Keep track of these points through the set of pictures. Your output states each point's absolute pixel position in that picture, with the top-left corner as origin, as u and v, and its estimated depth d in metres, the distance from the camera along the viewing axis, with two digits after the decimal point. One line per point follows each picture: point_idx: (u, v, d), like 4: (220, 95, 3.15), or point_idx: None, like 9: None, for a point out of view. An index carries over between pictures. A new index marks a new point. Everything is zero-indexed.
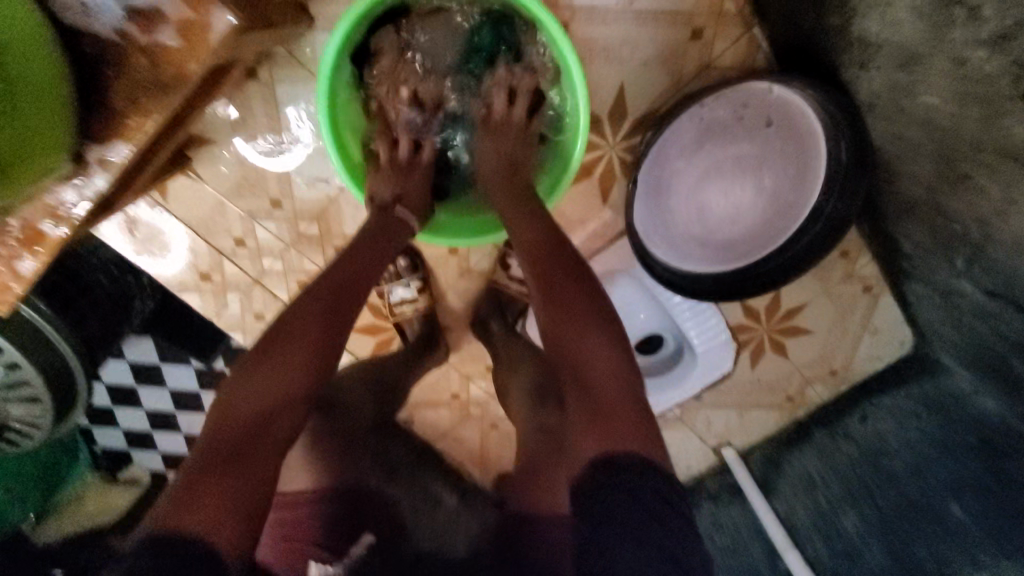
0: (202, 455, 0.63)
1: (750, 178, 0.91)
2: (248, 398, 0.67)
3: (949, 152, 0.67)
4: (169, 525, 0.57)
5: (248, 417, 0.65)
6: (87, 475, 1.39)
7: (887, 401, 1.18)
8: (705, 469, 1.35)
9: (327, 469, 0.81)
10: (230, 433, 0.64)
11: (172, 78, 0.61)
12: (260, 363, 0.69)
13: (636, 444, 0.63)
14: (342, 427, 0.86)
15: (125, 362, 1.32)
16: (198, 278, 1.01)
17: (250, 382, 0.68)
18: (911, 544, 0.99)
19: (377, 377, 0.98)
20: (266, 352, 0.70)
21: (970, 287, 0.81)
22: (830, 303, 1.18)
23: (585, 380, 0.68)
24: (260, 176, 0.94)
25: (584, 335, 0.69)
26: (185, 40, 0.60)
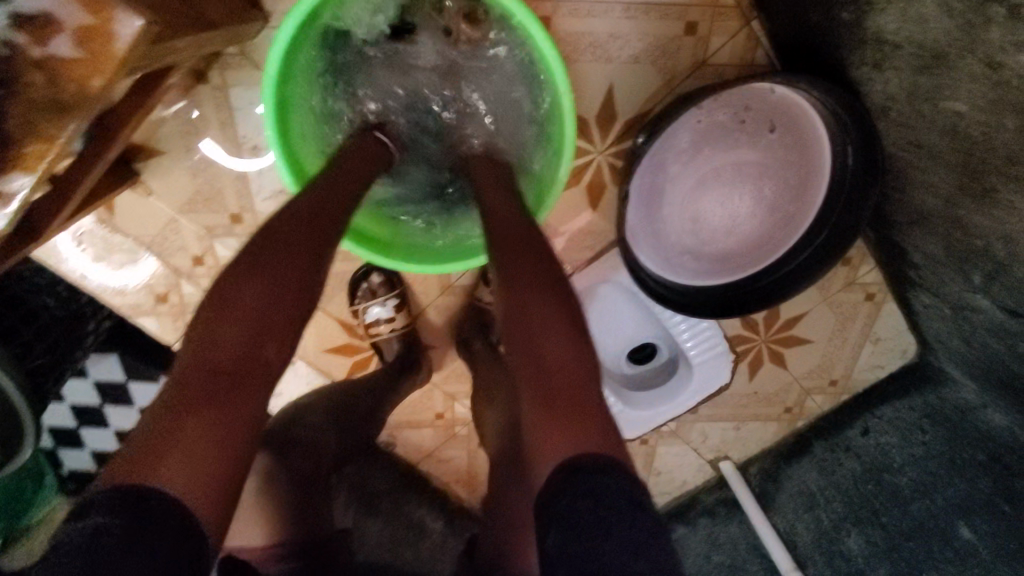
0: (176, 389, 0.53)
1: (750, 186, 0.85)
2: (227, 327, 0.56)
3: (975, 163, 0.61)
4: (137, 476, 0.48)
5: (229, 339, 0.56)
6: (56, 498, 1.27)
7: (889, 413, 1.14)
8: (701, 483, 1.29)
9: (285, 519, 0.77)
10: (207, 367, 0.54)
11: (76, 96, 0.50)
12: (239, 288, 0.58)
13: (597, 443, 0.54)
14: (298, 470, 0.80)
15: (89, 382, 1.22)
16: (154, 299, 0.92)
17: (227, 305, 0.57)
18: (921, 570, 0.95)
19: (343, 410, 0.90)
20: (245, 274, 0.59)
21: (988, 303, 0.76)
22: (830, 312, 1.12)
23: (542, 374, 0.60)
24: (217, 188, 0.85)
25: (550, 332, 0.61)
26: (87, 50, 0.49)
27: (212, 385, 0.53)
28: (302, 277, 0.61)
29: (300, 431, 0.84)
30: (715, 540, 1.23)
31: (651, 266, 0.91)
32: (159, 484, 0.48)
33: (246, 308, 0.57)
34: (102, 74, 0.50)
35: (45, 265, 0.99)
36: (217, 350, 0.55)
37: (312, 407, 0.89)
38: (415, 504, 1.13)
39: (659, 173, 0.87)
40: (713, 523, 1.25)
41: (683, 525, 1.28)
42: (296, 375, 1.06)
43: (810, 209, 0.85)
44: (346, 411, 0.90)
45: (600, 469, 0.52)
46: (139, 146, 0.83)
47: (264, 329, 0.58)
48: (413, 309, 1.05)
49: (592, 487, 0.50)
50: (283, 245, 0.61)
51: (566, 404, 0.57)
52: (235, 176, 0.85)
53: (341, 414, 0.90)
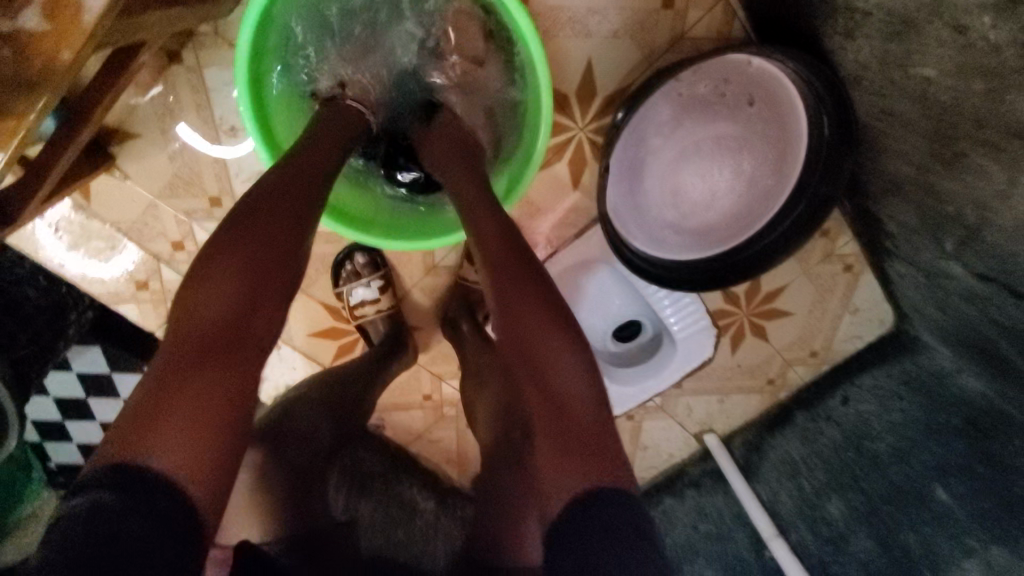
0: (168, 362, 0.53)
1: (729, 160, 0.86)
2: (216, 299, 0.56)
3: (945, 129, 0.62)
4: (134, 456, 0.49)
5: (219, 314, 0.56)
6: (45, 493, 1.25)
7: (867, 381, 1.16)
8: (687, 456, 1.32)
9: (280, 516, 0.73)
10: (195, 336, 0.55)
11: (42, 73, 0.50)
12: (224, 253, 0.58)
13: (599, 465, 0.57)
14: (292, 462, 0.77)
15: (73, 374, 1.20)
16: (134, 287, 0.91)
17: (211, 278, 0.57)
18: (899, 530, 0.98)
19: (335, 398, 0.87)
20: (231, 239, 0.59)
21: (960, 269, 0.78)
22: (809, 284, 1.14)
23: (548, 383, 0.61)
24: (194, 172, 0.84)
25: (548, 338, 0.62)
26: (53, 22, 0.49)
27: (201, 354, 0.54)
28: (289, 238, 0.61)
29: (294, 421, 0.81)
30: (702, 510, 1.25)
31: (636, 244, 0.91)
32: (154, 454, 0.49)
33: (232, 274, 0.57)
34: (68, 48, 0.50)
35: (21, 255, 0.97)
36: (204, 318, 0.55)
37: (300, 398, 0.86)
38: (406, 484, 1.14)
39: (641, 147, 0.88)
40: (699, 494, 1.28)
41: (671, 498, 1.31)
42: (282, 360, 1.06)
43: (790, 176, 0.86)
44: (337, 400, 0.87)
45: (616, 501, 0.55)
46: (113, 130, 0.81)
47: (251, 293, 0.58)
48: (398, 290, 1.05)
49: (597, 517, 0.54)
50: (267, 206, 0.60)
51: (561, 406, 0.60)
52: (212, 159, 0.84)
53: (330, 402, 0.86)
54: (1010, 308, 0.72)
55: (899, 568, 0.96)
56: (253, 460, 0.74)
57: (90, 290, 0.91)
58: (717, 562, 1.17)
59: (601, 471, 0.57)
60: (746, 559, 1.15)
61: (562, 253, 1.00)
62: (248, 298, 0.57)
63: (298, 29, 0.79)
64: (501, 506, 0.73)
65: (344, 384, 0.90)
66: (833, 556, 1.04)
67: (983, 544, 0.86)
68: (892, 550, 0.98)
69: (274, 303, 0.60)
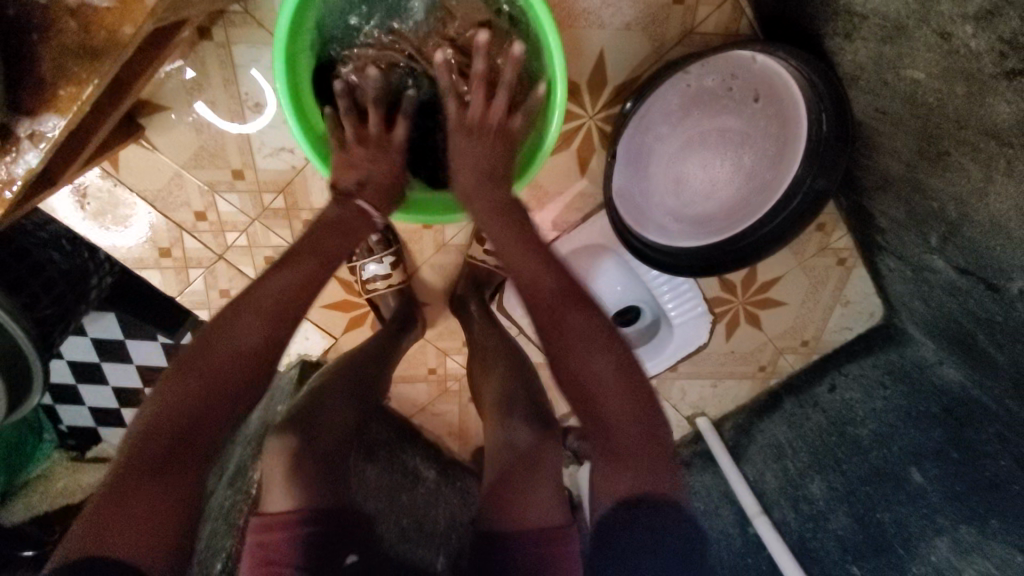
0: (135, 457, 0.61)
1: (731, 153, 0.90)
2: (186, 399, 0.63)
3: (931, 129, 0.66)
4: (91, 546, 0.57)
5: (189, 416, 0.63)
6: (54, 454, 1.33)
7: (853, 370, 1.22)
8: (680, 437, 1.37)
9: (307, 484, 0.73)
10: (156, 443, 0.62)
11: (105, 43, 0.54)
12: (194, 368, 0.65)
13: (643, 478, 0.66)
14: (321, 448, 0.77)
15: (88, 339, 1.26)
16: (158, 254, 0.95)
17: (191, 380, 0.64)
18: (873, 510, 1.04)
19: (356, 381, 0.89)
20: (204, 355, 0.65)
21: (942, 263, 0.83)
22: (803, 276, 1.19)
23: (591, 400, 0.68)
24: (219, 145, 0.88)
25: (590, 357, 0.68)
26: (119, 1, 0.53)
27: (159, 459, 0.61)
28: (250, 362, 0.67)
29: (322, 414, 0.82)
30: (691, 488, 1.31)
31: (641, 230, 0.95)
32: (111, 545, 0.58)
33: (197, 390, 0.64)
34: (130, 24, 0.54)
35: (47, 220, 1.01)
36: (167, 425, 0.62)
37: (325, 382, 0.88)
38: (410, 453, 1.20)
39: (651, 136, 0.91)
40: (689, 473, 1.34)
41: None
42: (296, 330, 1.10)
43: (784, 176, 0.92)
44: (360, 383, 0.90)
45: (662, 505, 0.66)
46: (142, 102, 0.84)
47: (213, 410, 0.64)
48: (409, 267, 1.10)
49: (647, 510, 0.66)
50: (237, 329, 0.67)
51: (605, 424, 0.67)
52: (237, 133, 0.88)
53: (354, 385, 0.89)
54: (987, 300, 0.77)
55: (873, 544, 1.01)
56: (286, 450, 0.75)
57: (115, 256, 0.95)
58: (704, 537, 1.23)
59: (654, 486, 0.66)
60: (731, 534, 1.21)
61: (569, 238, 1.05)
62: (218, 400, 0.65)
63: (330, 11, 0.83)
64: (507, 477, 0.76)
65: (366, 363, 0.93)
66: (812, 532, 1.10)
67: (952, 522, 0.93)
68: (868, 527, 1.03)
69: (240, 405, 0.67)
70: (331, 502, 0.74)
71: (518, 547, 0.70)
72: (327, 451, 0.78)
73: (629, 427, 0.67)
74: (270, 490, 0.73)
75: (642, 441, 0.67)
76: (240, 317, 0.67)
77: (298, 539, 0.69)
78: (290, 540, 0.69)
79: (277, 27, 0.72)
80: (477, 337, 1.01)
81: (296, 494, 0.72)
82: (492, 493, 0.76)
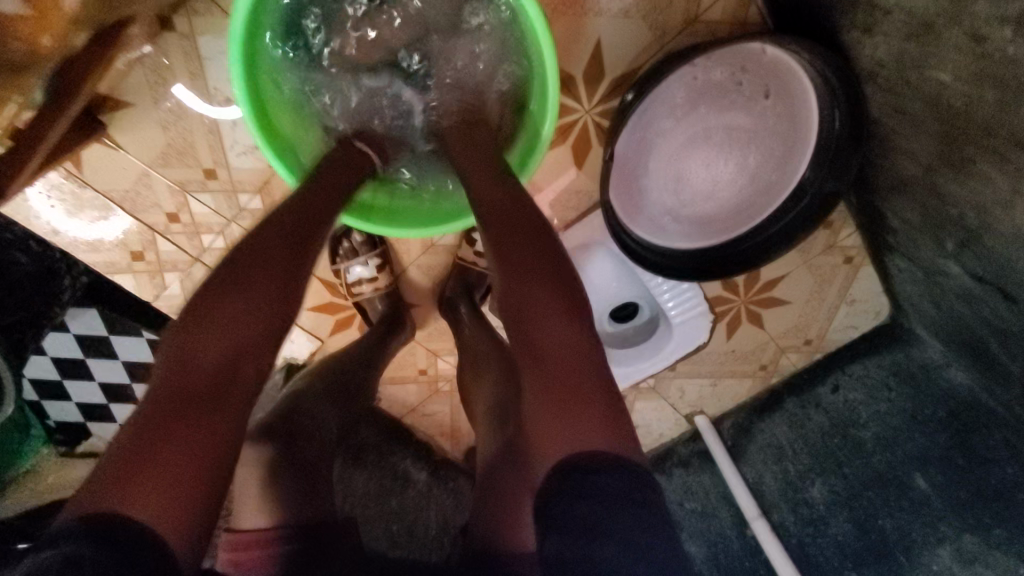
0: (152, 407, 0.52)
1: (736, 153, 0.85)
2: (204, 343, 0.55)
3: (953, 133, 0.61)
4: (105, 507, 0.46)
5: (211, 360, 0.55)
6: (42, 450, 1.26)
7: (858, 370, 1.18)
8: (677, 435, 1.35)
9: (282, 498, 0.69)
10: (181, 392, 0.53)
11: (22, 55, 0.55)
12: (215, 311, 0.57)
13: (600, 437, 0.56)
14: (301, 458, 0.73)
15: (70, 335, 1.17)
16: (130, 258, 0.91)
17: (208, 323, 0.56)
18: (875, 516, 1.02)
19: (337, 387, 0.85)
20: (227, 294, 0.58)
21: (957, 269, 0.78)
22: (808, 274, 1.14)
23: (540, 358, 0.61)
24: (190, 143, 0.83)
25: (547, 321, 0.62)
26: (34, 10, 0.53)
27: (186, 407, 0.52)
28: (277, 301, 0.60)
29: (306, 418, 0.77)
30: (688, 488, 1.29)
31: (637, 231, 0.90)
32: (132, 505, 0.47)
33: (217, 333, 0.56)
34: (50, 36, 0.56)
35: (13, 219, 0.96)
36: (191, 372, 0.54)
37: (304, 386, 0.83)
38: (399, 455, 1.17)
39: (653, 131, 0.84)
40: (686, 472, 1.32)
41: (659, 475, 1.34)
42: None
43: (790, 178, 0.86)
44: (340, 387, 0.85)
45: (613, 467, 0.54)
46: (104, 98, 0.78)
47: (240, 353, 0.57)
48: (396, 268, 1.05)
49: (589, 484, 0.53)
50: (260, 268, 0.60)
51: (564, 384, 0.60)
52: (208, 131, 0.82)
53: (334, 391, 0.84)
54: (1004, 312, 0.72)
55: (874, 551, 0.99)
56: (261, 457, 0.70)
57: (84, 259, 0.90)
58: (700, 538, 1.21)
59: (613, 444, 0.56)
60: (726, 535, 1.18)
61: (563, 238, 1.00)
62: (239, 345, 0.57)
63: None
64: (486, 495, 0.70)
65: (344, 366, 0.88)
66: (811, 537, 1.08)
67: (955, 532, 0.90)
68: (869, 534, 1.01)
69: (264, 353, 0.59)
70: (313, 515, 0.70)
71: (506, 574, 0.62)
72: (309, 463, 0.73)
73: (590, 384, 0.60)
74: (243, 505, 0.70)
75: (603, 399, 0.59)
76: (262, 258, 0.61)
77: (277, 556, 0.66)
78: (269, 556, 0.66)
79: (232, 32, 0.66)
80: (467, 341, 0.97)
81: (273, 511, 0.68)
82: (480, 512, 0.72)
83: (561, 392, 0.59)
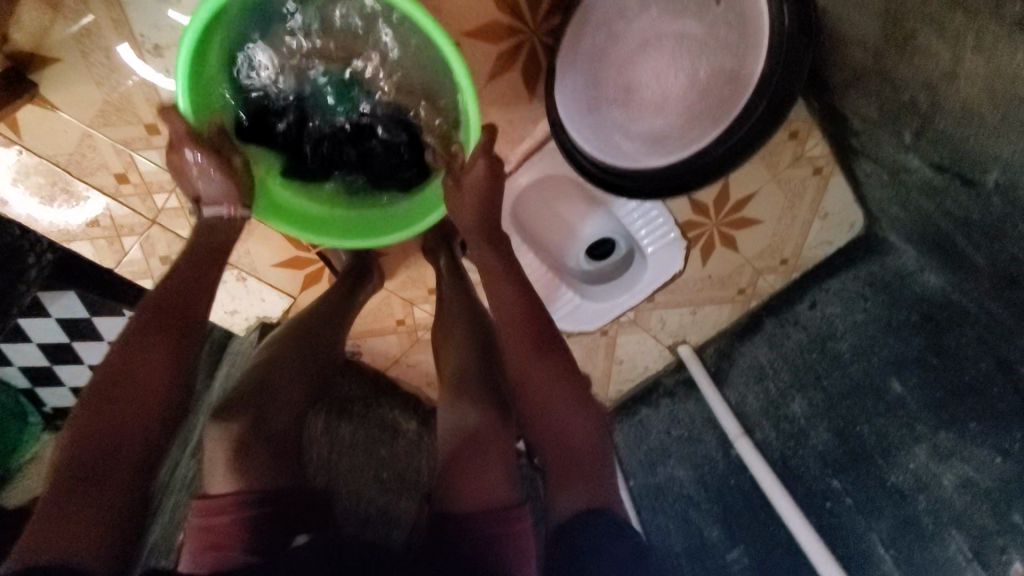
0: (69, 455, 0.57)
1: (687, 65, 0.83)
2: (115, 384, 0.61)
3: (897, 9, 0.64)
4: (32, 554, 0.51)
5: (122, 398, 0.61)
6: (43, 436, 1.27)
7: (835, 285, 1.18)
8: (661, 366, 1.37)
9: (253, 466, 0.67)
10: (91, 447, 0.58)
11: None
12: (112, 377, 0.62)
13: (594, 492, 0.68)
14: (272, 430, 0.71)
15: (54, 321, 1.17)
16: (85, 225, 0.89)
17: (120, 364, 0.63)
18: (854, 423, 1.03)
19: (306, 353, 0.83)
20: (118, 365, 0.63)
21: (917, 161, 0.77)
22: (778, 189, 1.12)
23: (555, 423, 0.74)
24: (126, 97, 0.80)
25: (565, 401, 0.75)
26: None
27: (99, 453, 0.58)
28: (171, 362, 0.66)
29: (278, 389, 0.76)
30: (675, 416, 1.31)
31: (583, 142, 0.87)
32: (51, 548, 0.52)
33: (124, 371, 0.62)
34: None
35: None
36: (85, 442, 0.58)
37: (270, 354, 0.81)
38: (386, 406, 1.19)
39: (604, 34, 0.83)
40: (673, 402, 1.33)
41: (647, 408, 1.37)
42: (250, 293, 1.05)
43: (745, 89, 0.82)
44: (306, 356, 0.83)
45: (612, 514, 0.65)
46: (30, 56, 0.76)
47: (145, 405, 0.62)
48: None
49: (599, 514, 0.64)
50: (150, 333, 0.65)
51: (572, 458, 0.71)
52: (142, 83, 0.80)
53: (303, 359, 0.82)
54: (962, 198, 0.71)
55: (852, 455, 1.01)
56: (230, 432, 0.69)
57: (39, 229, 0.88)
58: (687, 462, 1.23)
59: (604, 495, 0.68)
60: (713, 458, 1.20)
61: (526, 170, 1.00)
62: (148, 375, 0.63)
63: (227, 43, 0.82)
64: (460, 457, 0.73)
65: (309, 331, 0.86)
66: (793, 450, 1.09)
67: (930, 429, 0.92)
68: (848, 441, 1.02)
69: (172, 376, 0.65)
70: (279, 485, 0.68)
71: (476, 533, 0.64)
72: (278, 433, 0.72)
73: (589, 452, 0.72)
74: (213, 474, 0.67)
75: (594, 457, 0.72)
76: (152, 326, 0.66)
77: (243, 520, 0.63)
78: (236, 521, 0.63)
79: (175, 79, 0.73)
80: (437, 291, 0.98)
81: (238, 477, 0.66)
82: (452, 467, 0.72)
83: (568, 460, 0.71)
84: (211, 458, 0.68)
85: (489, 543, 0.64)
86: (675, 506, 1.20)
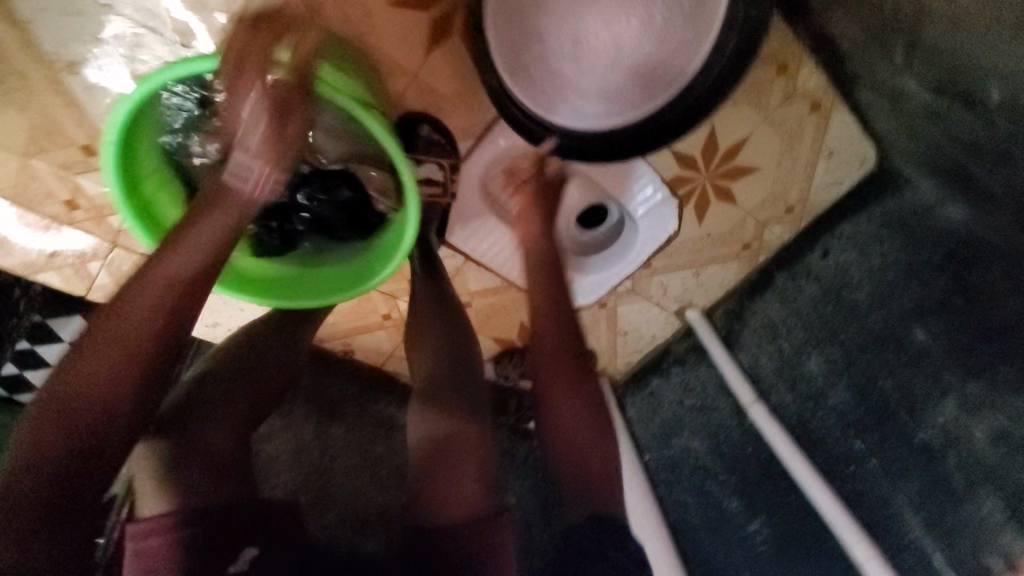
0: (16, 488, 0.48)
1: (637, 9, 0.79)
2: (93, 386, 0.51)
3: None
4: None
5: (88, 407, 0.51)
6: None
7: (848, 229, 1.08)
8: (669, 333, 1.29)
9: (188, 487, 0.64)
10: (35, 470, 0.49)
11: None
12: (56, 393, 0.51)
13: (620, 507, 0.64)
14: (206, 450, 0.68)
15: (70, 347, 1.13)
16: (46, 256, 0.88)
17: (88, 363, 0.52)
18: (874, 378, 0.94)
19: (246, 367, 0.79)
20: (70, 380, 0.51)
21: (918, 79, 0.69)
22: (774, 132, 1.00)
23: (581, 448, 0.67)
24: (56, 121, 0.79)
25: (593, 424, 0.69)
26: None
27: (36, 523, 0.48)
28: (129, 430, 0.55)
29: (217, 401, 0.73)
30: (687, 385, 1.24)
31: (534, 106, 0.85)
32: None
33: (99, 372, 0.52)
34: None
35: None
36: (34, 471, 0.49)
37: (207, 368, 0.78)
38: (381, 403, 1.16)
39: None
40: (684, 369, 1.26)
41: (658, 378, 1.29)
42: (227, 303, 1.03)
43: (705, 35, 0.81)
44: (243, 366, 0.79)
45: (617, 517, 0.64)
46: None
47: (114, 408, 0.52)
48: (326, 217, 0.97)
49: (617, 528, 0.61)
50: (120, 316, 0.53)
51: (602, 475, 0.66)
52: (69, 105, 0.78)
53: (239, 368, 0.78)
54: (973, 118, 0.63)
55: (874, 413, 0.92)
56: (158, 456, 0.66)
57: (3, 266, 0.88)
58: (701, 433, 1.16)
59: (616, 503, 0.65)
60: (726, 426, 1.13)
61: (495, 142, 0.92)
62: (120, 374, 0.52)
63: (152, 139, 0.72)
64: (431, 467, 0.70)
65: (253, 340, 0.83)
66: (812, 412, 1.01)
67: (960, 379, 0.83)
68: (868, 398, 0.94)
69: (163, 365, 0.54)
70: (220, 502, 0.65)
71: (452, 546, 0.62)
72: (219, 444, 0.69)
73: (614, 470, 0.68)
74: (144, 496, 0.64)
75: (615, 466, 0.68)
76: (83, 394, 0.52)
77: (177, 542, 0.60)
78: (168, 547, 0.60)
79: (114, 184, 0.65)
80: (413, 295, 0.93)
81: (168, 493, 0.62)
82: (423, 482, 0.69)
83: (591, 482, 0.66)
84: (140, 486, 0.65)
85: (460, 552, 0.62)
86: (692, 480, 1.14)
